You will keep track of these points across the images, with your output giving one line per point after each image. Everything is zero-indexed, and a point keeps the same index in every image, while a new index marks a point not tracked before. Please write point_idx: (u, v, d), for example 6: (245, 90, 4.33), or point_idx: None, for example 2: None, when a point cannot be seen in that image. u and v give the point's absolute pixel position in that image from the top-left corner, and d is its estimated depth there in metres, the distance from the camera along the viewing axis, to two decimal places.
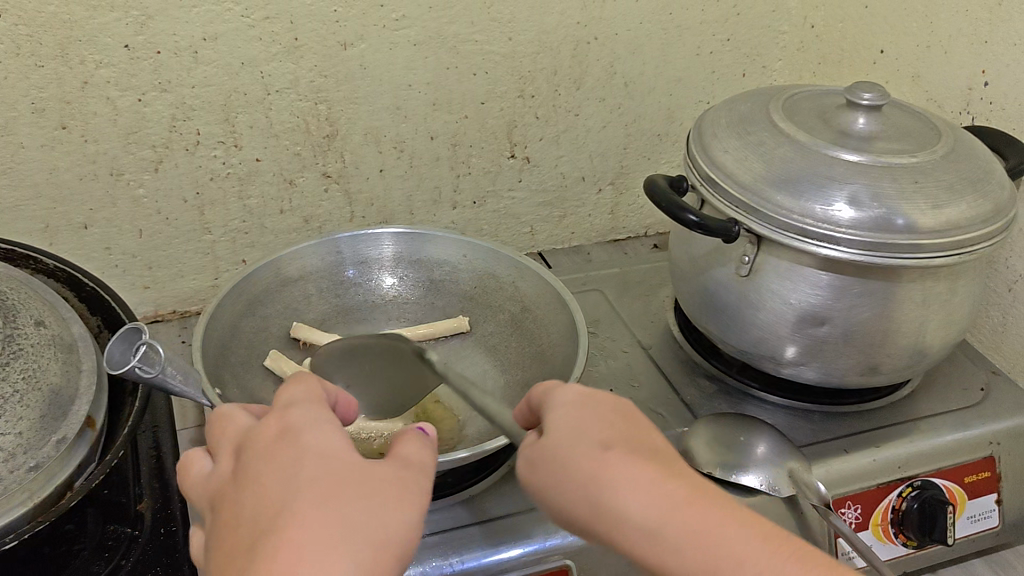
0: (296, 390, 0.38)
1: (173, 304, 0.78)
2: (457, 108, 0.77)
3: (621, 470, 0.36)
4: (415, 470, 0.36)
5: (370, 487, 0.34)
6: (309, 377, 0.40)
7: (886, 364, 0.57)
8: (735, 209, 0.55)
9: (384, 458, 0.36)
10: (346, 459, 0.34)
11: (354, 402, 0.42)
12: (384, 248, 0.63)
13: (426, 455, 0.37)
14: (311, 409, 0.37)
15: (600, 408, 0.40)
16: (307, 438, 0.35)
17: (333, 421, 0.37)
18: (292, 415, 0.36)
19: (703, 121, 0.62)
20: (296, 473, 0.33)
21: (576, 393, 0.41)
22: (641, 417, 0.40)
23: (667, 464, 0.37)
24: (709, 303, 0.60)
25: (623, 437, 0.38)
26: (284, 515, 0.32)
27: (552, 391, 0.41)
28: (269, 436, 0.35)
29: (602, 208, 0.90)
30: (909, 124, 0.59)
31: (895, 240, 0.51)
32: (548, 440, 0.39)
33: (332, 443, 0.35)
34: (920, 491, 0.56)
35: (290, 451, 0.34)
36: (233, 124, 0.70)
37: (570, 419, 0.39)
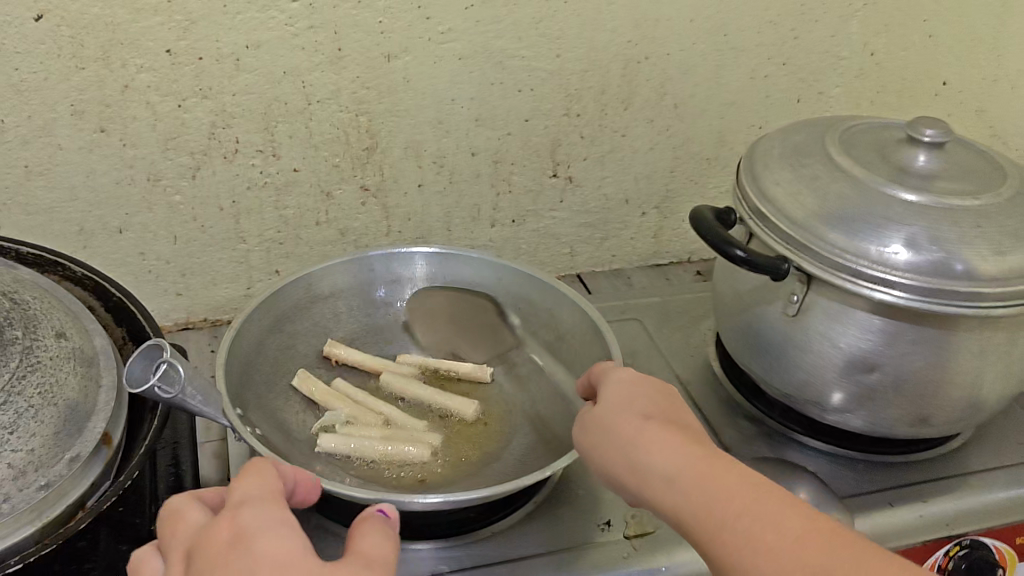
0: (250, 487, 0.38)
1: (204, 311, 0.77)
2: (501, 125, 0.75)
3: (653, 435, 0.42)
4: (374, 569, 0.36)
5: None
6: (263, 468, 0.40)
7: (938, 416, 0.54)
8: (785, 246, 0.53)
9: (345, 558, 0.36)
10: (305, 560, 0.34)
11: (313, 482, 0.43)
12: (417, 267, 0.62)
13: (383, 550, 0.38)
14: (266, 507, 0.37)
15: (646, 385, 0.46)
16: (262, 542, 0.34)
17: (290, 519, 0.36)
18: (244, 515, 0.36)
19: (755, 150, 0.59)
20: None
21: (628, 374, 0.47)
22: (683, 401, 0.46)
23: (694, 435, 0.42)
24: (752, 342, 0.58)
25: (660, 412, 0.44)
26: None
27: (611, 368, 0.48)
28: (224, 541, 0.35)
29: (645, 231, 0.87)
30: (973, 163, 0.56)
31: (956, 287, 0.48)
32: (598, 407, 0.45)
33: (287, 545, 0.35)
34: (968, 550, 0.53)
35: (244, 558, 0.34)
36: (272, 133, 0.69)
37: (618, 391, 0.45)
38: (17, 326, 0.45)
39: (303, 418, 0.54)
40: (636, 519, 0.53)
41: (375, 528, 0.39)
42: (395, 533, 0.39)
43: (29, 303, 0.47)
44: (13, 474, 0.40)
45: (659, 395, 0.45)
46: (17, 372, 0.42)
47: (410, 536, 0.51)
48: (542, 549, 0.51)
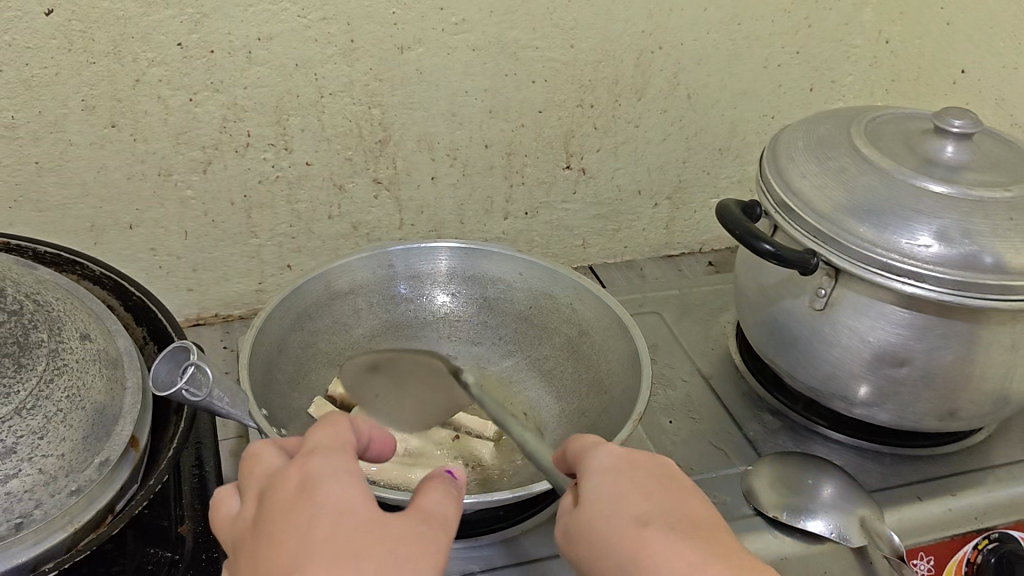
0: (322, 437, 0.37)
1: (216, 307, 0.77)
2: (514, 117, 0.74)
3: (661, 553, 0.35)
4: (435, 527, 0.35)
5: (386, 543, 0.33)
6: (340, 421, 0.39)
7: (964, 410, 0.54)
8: (812, 239, 0.52)
9: (406, 513, 0.35)
10: (366, 516, 0.34)
11: (388, 438, 0.42)
12: (438, 262, 0.61)
13: (448, 507, 0.37)
14: (334, 458, 0.36)
15: (637, 471, 0.39)
16: (323, 493, 0.34)
17: (357, 474, 0.36)
18: (314, 464, 0.35)
19: (778, 141, 0.58)
20: (312, 535, 0.32)
21: (613, 456, 0.39)
22: (683, 481, 0.39)
23: (712, 542, 0.36)
24: (777, 336, 0.57)
25: (665, 512, 0.37)
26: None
27: (587, 452, 0.40)
28: (290, 488, 0.35)
29: (657, 222, 0.87)
30: (1000, 154, 0.56)
31: (988, 280, 0.47)
32: (584, 510, 0.38)
33: (352, 501, 0.34)
34: (998, 543, 0.52)
35: (306, 506, 0.34)
36: (284, 126, 0.68)
37: (606, 490, 0.38)
38: (41, 328, 0.43)
39: None
40: None
41: (441, 486, 0.38)
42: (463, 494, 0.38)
43: (52, 304, 0.46)
44: (45, 479, 0.40)
45: (656, 479, 0.39)
46: (45, 374, 0.42)
47: None
48: None
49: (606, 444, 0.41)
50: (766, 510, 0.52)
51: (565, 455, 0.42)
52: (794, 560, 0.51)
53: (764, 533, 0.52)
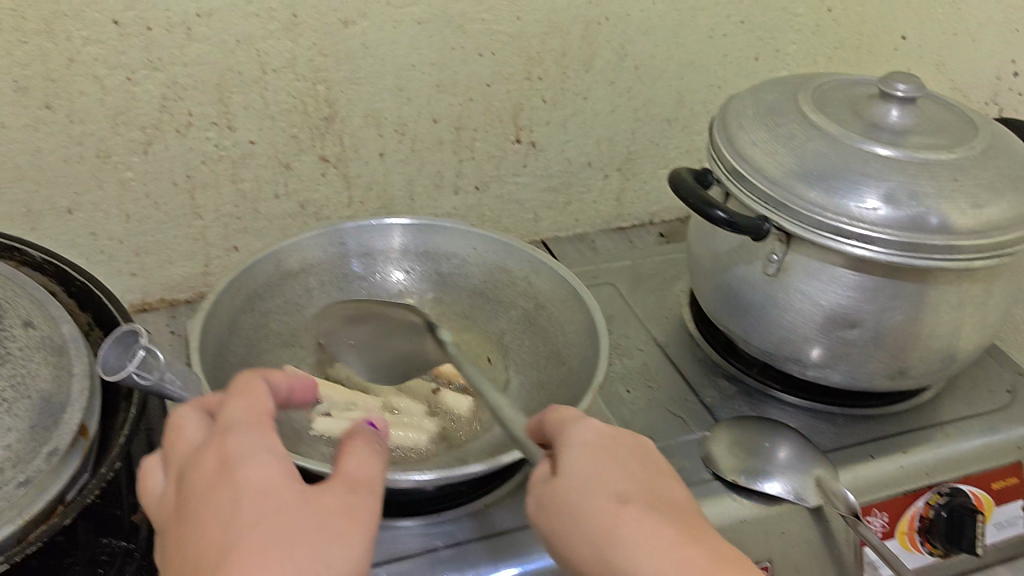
0: (239, 409, 0.37)
1: (160, 291, 0.75)
2: (462, 90, 0.73)
3: (633, 526, 0.35)
4: (362, 491, 0.35)
5: (312, 515, 0.33)
6: (257, 388, 0.38)
7: (914, 369, 0.55)
8: (764, 205, 0.52)
9: (331, 482, 0.35)
10: (290, 492, 0.34)
11: (308, 386, 0.42)
12: (392, 239, 0.60)
13: (373, 467, 0.37)
14: (252, 434, 0.36)
15: (617, 448, 0.38)
16: (244, 473, 0.34)
17: (278, 448, 0.36)
18: (232, 442, 0.35)
19: (726, 109, 0.59)
20: (235, 520, 0.32)
21: (594, 430, 0.39)
22: (660, 462, 0.39)
23: (686, 524, 0.35)
24: (731, 302, 0.58)
25: (641, 490, 0.37)
26: (227, 562, 0.31)
27: (570, 422, 0.40)
28: (209, 469, 0.34)
29: (607, 194, 0.87)
30: (943, 117, 0.56)
31: (934, 241, 0.48)
32: (561, 480, 0.38)
33: (274, 479, 0.34)
34: (948, 498, 0.55)
35: (226, 489, 0.33)
36: (227, 104, 0.66)
37: (586, 462, 0.38)
38: None
39: None
40: None
41: (364, 445, 0.38)
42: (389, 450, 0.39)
43: None
44: None
45: (635, 459, 0.38)
46: None
47: (400, 513, 0.50)
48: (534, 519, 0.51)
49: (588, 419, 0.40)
50: (725, 475, 0.53)
51: (541, 426, 0.41)
52: (752, 522, 0.52)
53: (723, 497, 0.52)
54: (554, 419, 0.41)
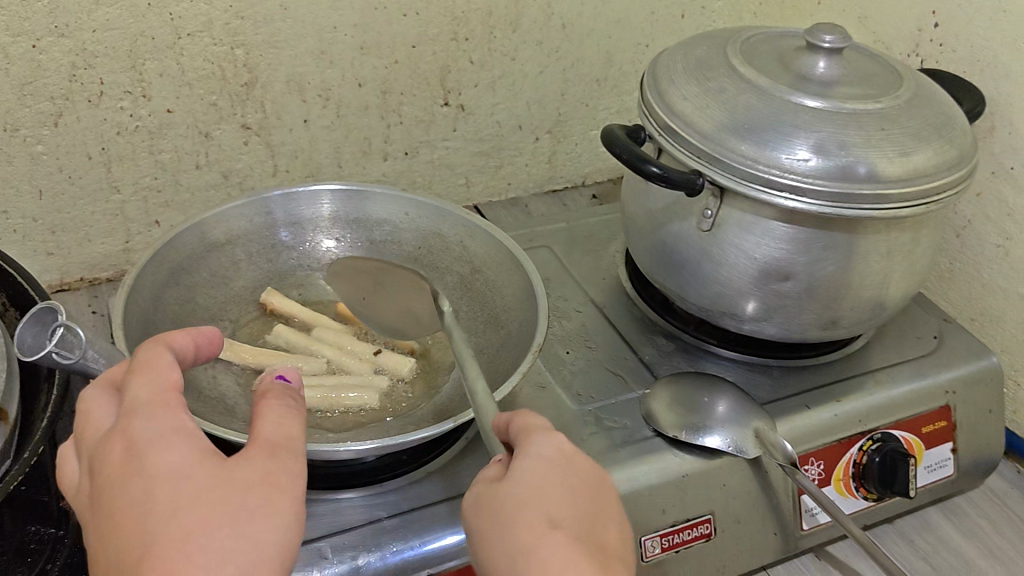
0: (142, 387, 0.35)
1: (79, 271, 0.72)
2: (387, 52, 0.72)
3: (553, 551, 0.32)
4: (284, 458, 0.34)
5: (233, 496, 0.32)
6: (160, 358, 0.36)
7: (845, 318, 0.56)
8: (697, 160, 0.52)
9: (250, 451, 0.34)
10: (206, 473, 0.32)
11: (213, 332, 0.40)
12: (320, 207, 0.58)
13: (292, 430, 0.35)
14: (158, 415, 0.34)
15: (572, 471, 0.36)
16: (153, 459, 0.32)
17: (188, 426, 0.34)
18: (136, 427, 0.33)
19: (657, 65, 0.58)
20: (149, 513, 0.31)
21: (556, 448, 0.37)
22: (609, 500, 0.37)
23: (607, 565, 0.33)
24: (666, 259, 0.58)
25: (574, 519, 0.34)
26: (147, 560, 0.29)
27: (532, 435, 0.38)
28: (116, 459, 0.32)
29: (539, 157, 0.86)
30: (869, 68, 0.57)
31: (862, 190, 0.49)
32: (506, 486, 0.36)
33: (187, 461, 0.32)
34: (881, 444, 0.56)
35: (137, 479, 0.32)
36: (140, 72, 0.64)
37: (533, 479, 0.35)
38: None
39: (215, 376, 0.51)
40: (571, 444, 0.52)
41: (281, 408, 0.36)
42: (306, 407, 0.37)
43: None
44: None
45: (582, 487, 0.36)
46: None
47: (341, 485, 0.49)
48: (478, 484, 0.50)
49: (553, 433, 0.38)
50: (666, 430, 0.53)
51: (506, 426, 0.39)
52: (694, 476, 0.52)
53: (665, 453, 0.52)
54: (519, 424, 0.39)
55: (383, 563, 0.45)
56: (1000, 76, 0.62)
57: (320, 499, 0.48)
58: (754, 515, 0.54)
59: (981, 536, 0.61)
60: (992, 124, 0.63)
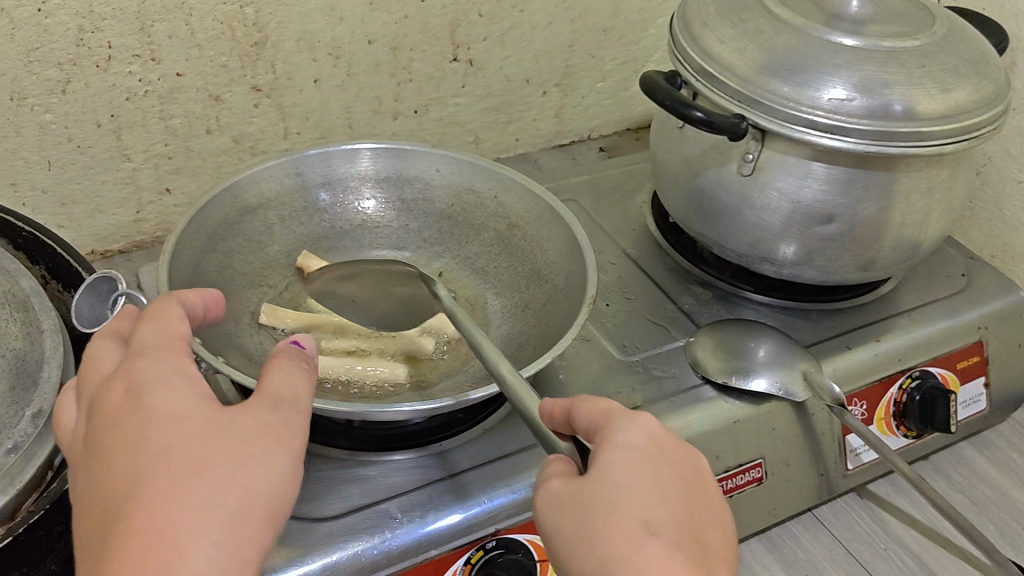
0: (148, 333, 0.36)
1: (92, 243, 0.70)
2: (397, 7, 0.70)
3: (655, 560, 0.30)
4: (285, 410, 0.35)
5: (229, 441, 0.32)
6: (172, 310, 0.37)
7: (883, 259, 0.56)
8: (736, 103, 0.51)
9: (253, 401, 0.35)
10: (204, 416, 0.33)
11: (220, 295, 0.41)
12: (351, 166, 0.57)
13: (297, 386, 0.36)
14: (163, 359, 0.34)
15: (664, 463, 0.34)
16: (155, 400, 0.33)
17: (192, 373, 0.35)
18: (140, 370, 0.34)
19: (687, 9, 0.57)
20: (142, 448, 0.31)
21: (645, 436, 0.35)
22: (704, 489, 0.35)
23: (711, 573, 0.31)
24: (702, 207, 0.57)
25: (672, 520, 0.32)
26: (137, 491, 0.30)
27: (617, 425, 0.35)
28: (118, 397, 0.33)
29: (547, 110, 0.85)
30: (900, 5, 0.56)
31: (904, 128, 0.49)
32: (596, 483, 0.33)
33: (188, 404, 0.33)
34: (920, 381, 0.57)
35: (135, 417, 0.32)
36: (149, 34, 0.62)
37: (626, 474, 0.33)
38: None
39: (260, 342, 0.50)
40: (621, 395, 0.52)
41: (288, 364, 0.37)
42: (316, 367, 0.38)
43: None
44: None
45: (675, 481, 0.34)
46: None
47: (397, 445, 0.48)
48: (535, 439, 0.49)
49: (637, 417, 0.36)
50: (714, 377, 0.53)
51: (574, 416, 0.37)
52: (744, 422, 0.52)
53: (714, 400, 0.52)
54: (597, 413, 0.36)
55: (454, 521, 0.45)
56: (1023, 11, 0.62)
57: (377, 462, 0.48)
58: (800, 457, 0.55)
59: (1014, 468, 0.62)
60: (1014, 60, 0.63)
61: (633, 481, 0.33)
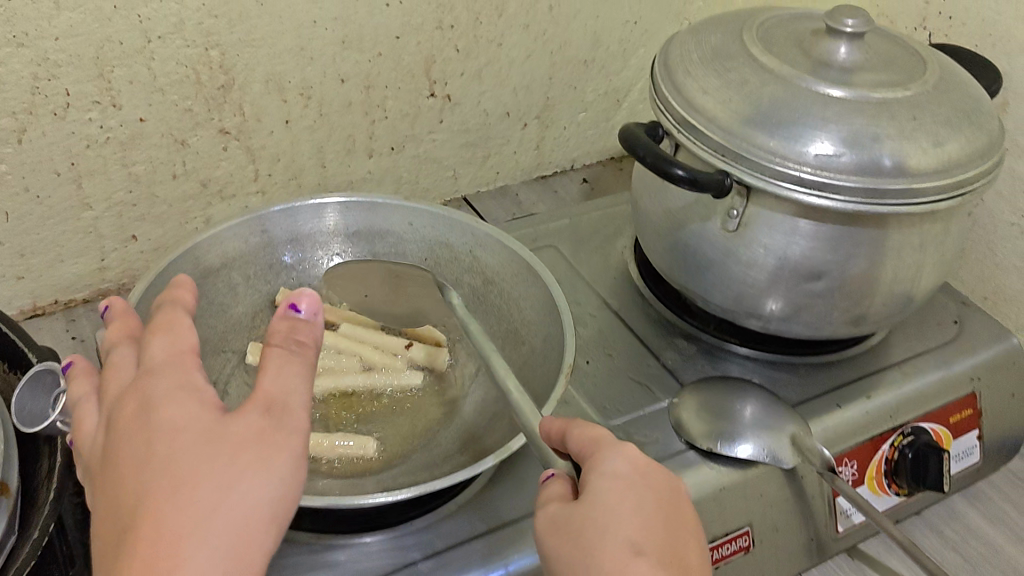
0: (157, 351, 0.36)
1: (53, 294, 0.67)
2: (369, 46, 0.68)
3: None
4: (282, 410, 0.34)
5: (227, 449, 0.32)
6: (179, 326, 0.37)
7: (873, 314, 0.54)
8: (720, 157, 0.49)
9: (251, 402, 0.34)
10: (205, 426, 0.32)
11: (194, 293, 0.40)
12: (320, 220, 0.56)
13: (292, 382, 0.35)
14: (172, 375, 0.35)
15: (652, 487, 0.34)
16: (162, 415, 0.33)
17: (197, 385, 0.35)
18: (149, 386, 0.34)
19: (669, 54, 0.55)
20: (149, 461, 0.31)
21: (631, 463, 0.35)
22: (687, 513, 0.35)
23: None
24: (686, 260, 0.55)
25: (656, 542, 0.32)
26: (143, 506, 0.30)
27: (606, 452, 0.36)
28: (129, 413, 0.33)
29: (527, 143, 0.82)
30: (889, 50, 0.54)
31: (895, 185, 0.46)
32: (584, 506, 0.34)
33: (191, 416, 0.33)
34: (913, 438, 0.55)
35: (143, 432, 0.32)
36: (108, 80, 0.59)
37: (610, 498, 0.33)
38: None
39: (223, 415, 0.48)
40: None
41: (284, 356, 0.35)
42: (316, 355, 0.36)
43: None
44: None
45: (661, 504, 0.34)
46: None
47: (367, 525, 0.46)
48: (512, 515, 0.47)
49: (626, 444, 0.36)
50: (698, 442, 0.51)
51: (567, 438, 0.37)
52: (730, 489, 0.50)
53: (699, 466, 0.50)
54: (587, 437, 0.37)
55: None
56: (1014, 51, 0.60)
57: (346, 545, 0.45)
58: (789, 520, 0.52)
59: (1008, 521, 0.60)
60: (1004, 100, 0.61)
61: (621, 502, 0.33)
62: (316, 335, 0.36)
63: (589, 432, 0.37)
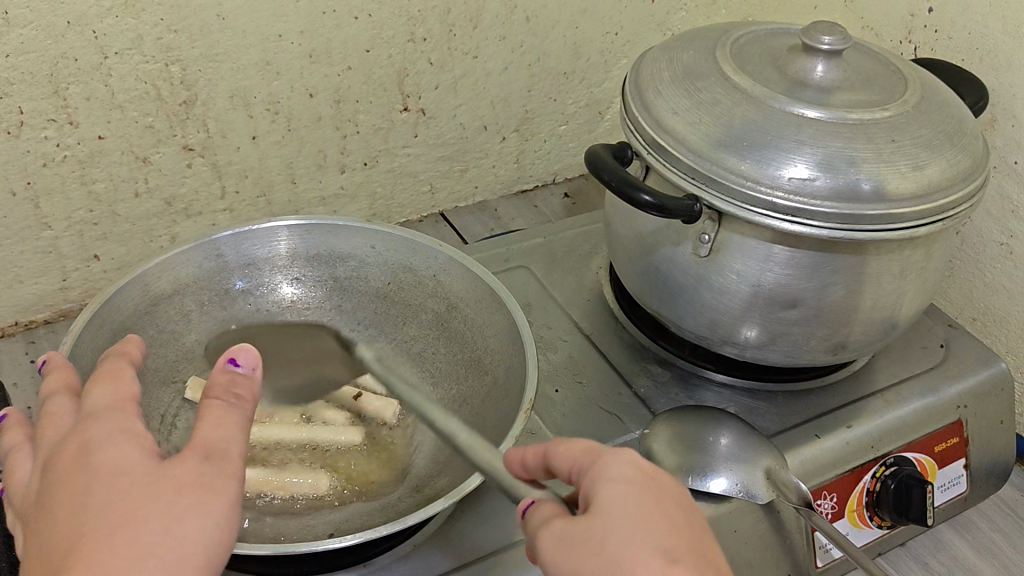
0: (99, 392, 0.33)
1: (13, 315, 0.65)
2: (338, 59, 0.66)
3: None
4: (220, 459, 0.31)
5: (164, 495, 0.30)
6: (122, 368, 0.35)
7: (853, 342, 0.52)
8: (690, 181, 0.47)
9: (189, 448, 0.31)
10: (141, 470, 0.30)
11: (144, 341, 0.38)
12: (277, 245, 0.54)
13: (231, 430, 0.32)
14: (113, 416, 0.32)
15: (661, 489, 0.32)
16: (99, 457, 0.30)
17: (136, 428, 0.32)
18: (88, 427, 0.32)
19: (640, 72, 0.53)
20: (83, 506, 0.29)
21: (632, 468, 0.33)
22: (697, 513, 0.33)
23: None
24: (659, 284, 0.53)
25: (683, 545, 0.30)
26: (72, 554, 0.28)
27: (606, 464, 0.33)
28: (63, 455, 0.31)
29: (506, 157, 0.81)
30: (869, 68, 0.52)
31: (872, 211, 0.44)
32: (598, 518, 0.31)
33: (127, 458, 0.30)
34: (896, 468, 0.53)
35: (77, 476, 0.30)
36: (64, 97, 0.57)
37: (625, 507, 0.31)
38: None
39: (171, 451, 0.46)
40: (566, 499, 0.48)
41: (225, 406, 0.33)
42: (254, 410, 0.33)
43: None
44: None
45: (674, 505, 0.32)
46: None
47: (320, 566, 0.44)
48: (471, 555, 0.45)
49: (621, 450, 0.34)
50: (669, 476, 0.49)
51: (553, 458, 0.35)
52: None
53: None
54: (579, 452, 0.34)
55: None
56: (1001, 66, 0.58)
57: None
58: (767, 557, 0.50)
59: (996, 552, 0.58)
60: (992, 117, 0.59)
61: (636, 509, 0.31)
62: (254, 390, 0.34)
63: (576, 447, 0.35)
